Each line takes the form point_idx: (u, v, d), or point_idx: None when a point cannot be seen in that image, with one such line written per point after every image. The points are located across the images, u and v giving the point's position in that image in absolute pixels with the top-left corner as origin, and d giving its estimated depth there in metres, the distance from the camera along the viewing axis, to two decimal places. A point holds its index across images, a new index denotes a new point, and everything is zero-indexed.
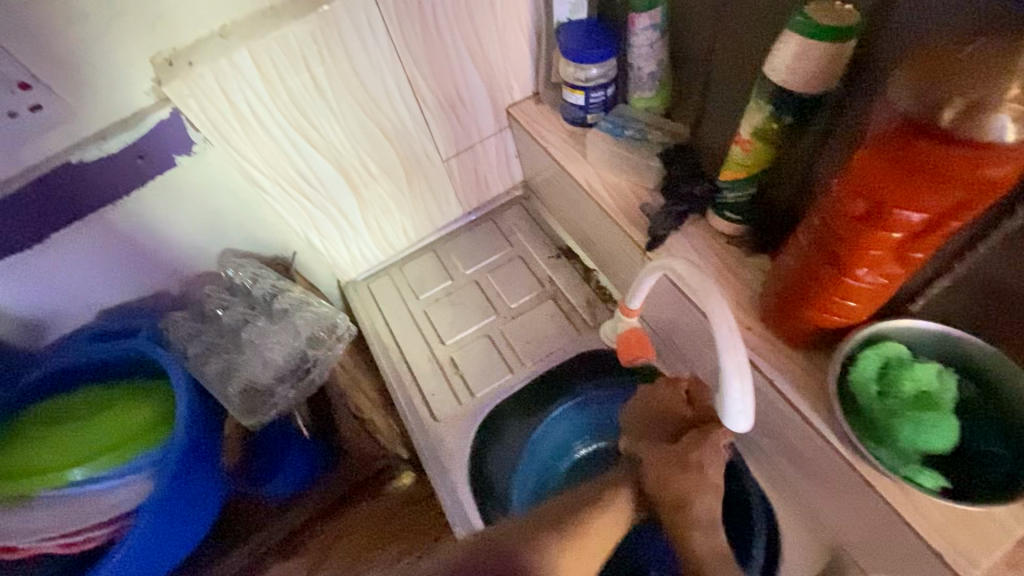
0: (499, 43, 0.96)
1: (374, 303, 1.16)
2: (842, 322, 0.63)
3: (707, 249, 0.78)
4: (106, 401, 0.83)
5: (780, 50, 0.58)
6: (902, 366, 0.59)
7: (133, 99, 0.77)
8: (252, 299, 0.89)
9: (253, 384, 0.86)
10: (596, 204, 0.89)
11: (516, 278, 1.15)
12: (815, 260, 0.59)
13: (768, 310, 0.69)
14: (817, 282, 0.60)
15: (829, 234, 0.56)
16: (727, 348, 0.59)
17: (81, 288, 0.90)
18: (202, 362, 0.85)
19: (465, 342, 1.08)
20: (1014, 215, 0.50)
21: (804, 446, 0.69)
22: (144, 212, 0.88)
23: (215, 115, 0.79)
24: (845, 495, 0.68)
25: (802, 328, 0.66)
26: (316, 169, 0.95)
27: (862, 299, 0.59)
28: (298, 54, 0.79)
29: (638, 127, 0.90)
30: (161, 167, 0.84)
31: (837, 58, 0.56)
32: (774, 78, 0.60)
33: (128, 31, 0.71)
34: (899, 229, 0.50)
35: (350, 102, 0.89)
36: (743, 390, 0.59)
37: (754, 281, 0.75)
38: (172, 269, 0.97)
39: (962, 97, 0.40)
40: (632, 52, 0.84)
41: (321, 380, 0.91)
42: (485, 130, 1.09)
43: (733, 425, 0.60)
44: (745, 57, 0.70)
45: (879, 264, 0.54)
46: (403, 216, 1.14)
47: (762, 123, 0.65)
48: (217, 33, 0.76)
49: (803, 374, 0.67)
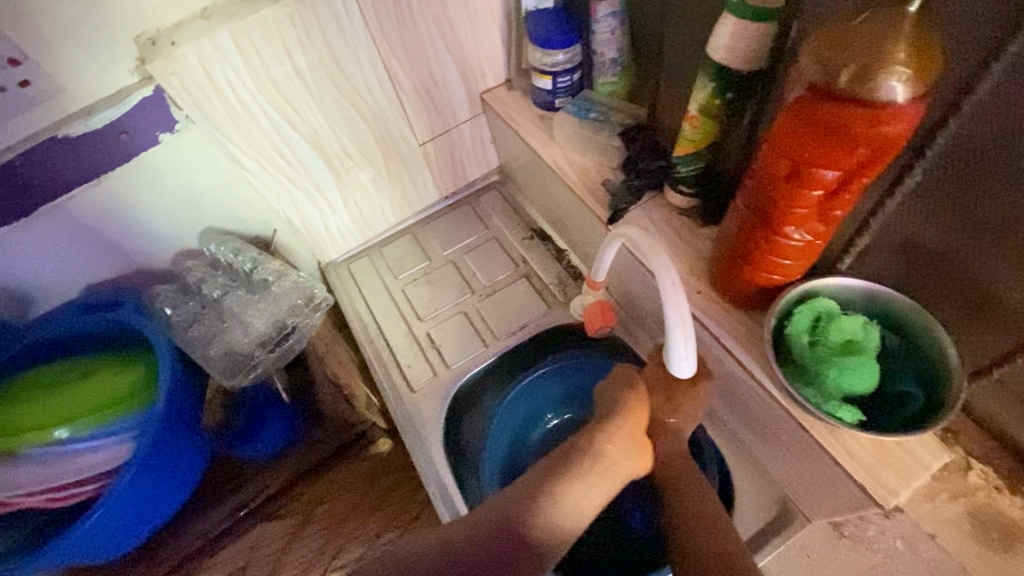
0: (471, 31, 1.01)
1: (353, 282, 1.20)
2: (779, 280, 0.69)
3: (663, 221, 0.84)
4: (92, 367, 0.86)
5: (719, 30, 0.64)
6: (830, 319, 0.65)
7: (118, 76, 0.80)
8: (233, 272, 0.93)
9: (234, 349, 0.91)
10: (562, 181, 0.94)
11: (492, 258, 1.20)
12: (750, 221, 0.65)
13: (715, 273, 0.75)
14: (754, 243, 0.66)
15: (760, 195, 0.61)
16: (671, 301, 0.64)
17: (66, 262, 0.93)
18: (185, 330, 0.89)
19: (441, 318, 1.13)
20: (913, 173, 0.57)
21: (749, 397, 0.75)
22: (129, 188, 0.91)
23: (196, 94, 0.83)
24: (786, 443, 0.74)
25: (744, 288, 0.72)
26: (295, 149, 0.99)
27: (794, 257, 0.65)
28: (277, 36, 0.83)
29: (601, 109, 0.96)
30: (145, 144, 0.87)
31: (765, 38, 0.62)
32: (715, 57, 0.66)
33: (114, 13, 0.75)
34: (818, 187, 0.56)
35: (328, 86, 0.94)
36: (685, 336, 0.64)
37: (704, 249, 0.81)
38: (155, 246, 1.00)
39: (855, 61, 0.47)
40: (595, 38, 0.89)
41: (301, 348, 0.95)
42: (460, 116, 1.14)
43: (677, 370, 0.65)
44: (692, 39, 0.75)
45: (804, 221, 0.60)
46: (382, 198, 1.18)
47: (706, 100, 0.71)
48: (199, 16, 0.80)
49: (747, 332, 0.73)
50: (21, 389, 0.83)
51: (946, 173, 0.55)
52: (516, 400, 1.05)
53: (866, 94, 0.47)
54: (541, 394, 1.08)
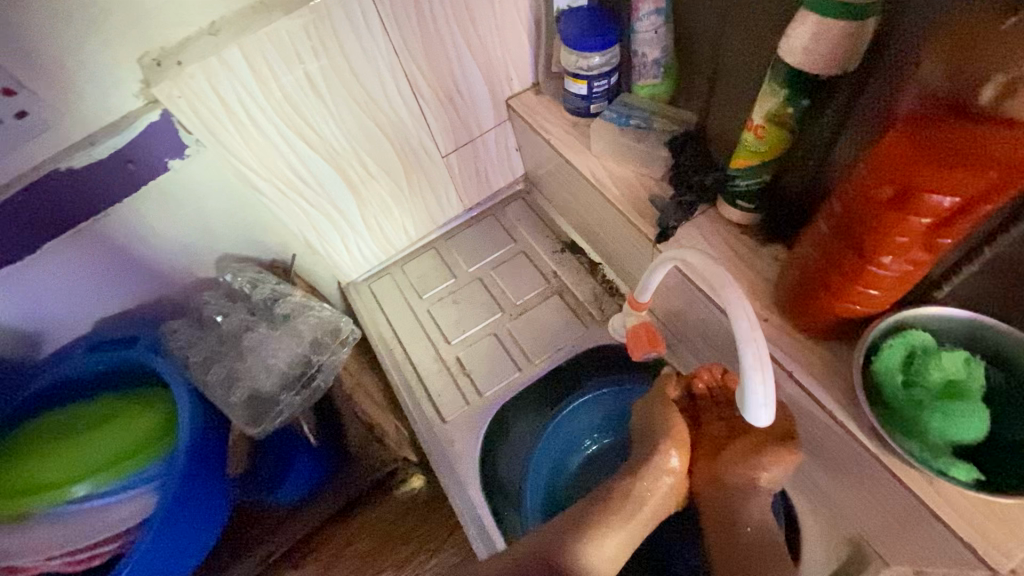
0: (497, 33, 0.93)
1: (376, 303, 1.13)
2: (864, 311, 0.61)
3: (719, 239, 0.76)
4: (106, 412, 0.81)
5: (795, 30, 0.56)
6: (928, 355, 0.58)
7: (122, 101, 0.74)
8: (252, 304, 0.87)
9: (257, 392, 0.85)
10: (602, 195, 0.87)
11: (522, 274, 1.12)
12: (836, 249, 0.57)
13: (785, 300, 0.67)
14: (839, 272, 0.58)
15: (851, 220, 0.54)
16: (747, 340, 0.57)
17: (75, 299, 0.87)
18: (204, 372, 0.83)
19: (471, 340, 1.06)
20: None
21: (824, 437, 0.68)
22: (138, 218, 0.85)
23: (207, 116, 0.77)
24: (870, 490, 0.66)
25: (822, 319, 0.64)
26: (312, 169, 0.92)
27: (886, 288, 0.57)
28: (291, 49, 0.77)
29: (643, 115, 0.88)
30: (153, 172, 0.81)
31: (854, 40, 0.54)
32: (789, 60, 0.58)
33: (115, 32, 0.68)
34: (928, 214, 0.48)
35: (346, 99, 0.86)
36: (764, 381, 0.57)
37: (768, 270, 0.73)
38: (170, 276, 0.94)
39: (998, 71, 0.40)
40: (635, 38, 0.81)
41: (327, 386, 0.89)
42: (485, 124, 1.06)
43: (754, 418, 0.58)
44: (761, 35, 0.66)
45: (905, 251, 0.52)
46: (403, 214, 1.11)
47: (776, 108, 0.63)
48: (207, 32, 0.73)
49: (824, 366, 0.66)
50: (37, 439, 0.78)
51: None
52: (560, 425, 1.01)
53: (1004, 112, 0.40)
54: (580, 420, 1.02)
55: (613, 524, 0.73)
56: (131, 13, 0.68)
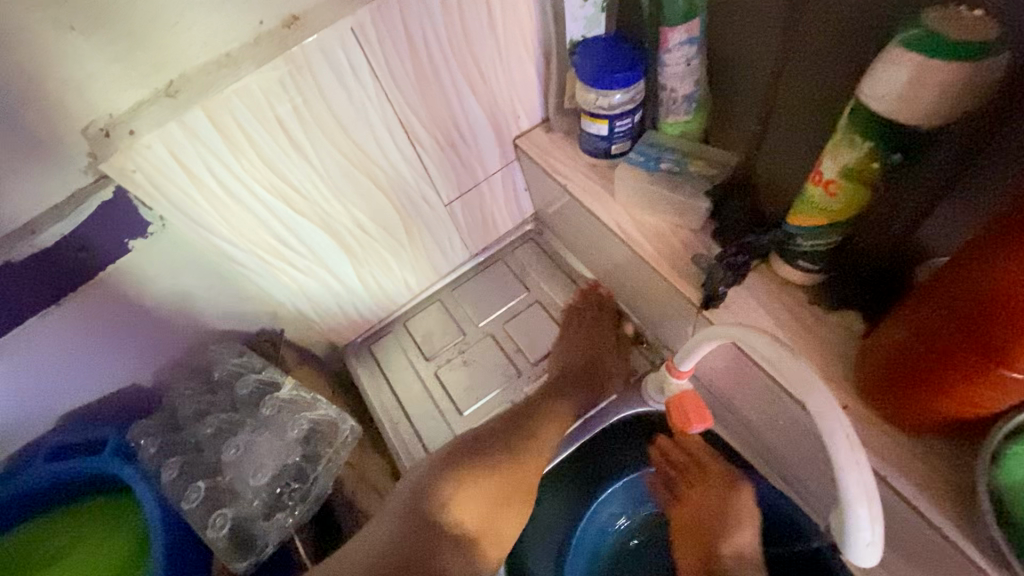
0: (501, 69, 0.81)
1: (377, 367, 1.02)
2: (980, 412, 0.49)
3: (777, 305, 0.65)
4: (79, 534, 0.71)
5: (886, 73, 0.45)
6: None
7: (66, 179, 0.63)
8: (236, 399, 0.76)
9: (243, 510, 0.73)
10: (633, 252, 0.75)
11: (539, 328, 1.01)
12: (948, 346, 0.46)
13: (871, 387, 0.56)
14: (952, 372, 0.47)
15: (976, 316, 0.43)
16: (849, 466, 0.49)
17: (32, 401, 0.76)
18: (183, 490, 0.71)
19: (486, 409, 0.95)
20: None
21: (922, 544, 0.57)
22: (96, 305, 0.73)
23: (170, 189, 0.66)
24: None
25: (923, 415, 0.52)
26: (300, 233, 0.81)
27: (1014, 392, 0.46)
28: (266, 106, 0.65)
29: (674, 156, 0.77)
30: (111, 255, 0.69)
31: (970, 87, 0.42)
32: (874, 106, 0.47)
33: (49, 101, 0.57)
34: None
35: (334, 155, 0.75)
36: (871, 517, 0.49)
37: (840, 343, 0.62)
38: (141, 364, 0.82)
39: None
40: (663, 72, 0.70)
41: (328, 492, 0.78)
42: (490, 166, 0.95)
43: (860, 560, 0.50)
44: (834, 73, 0.55)
45: None
46: (404, 269, 1.00)
47: (855, 162, 0.52)
48: (164, 93, 0.62)
49: (921, 465, 0.55)
50: (7, 574, 0.69)
51: None
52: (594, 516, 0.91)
53: None
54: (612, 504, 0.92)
55: (465, 486, 0.73)
56: (67, 76, 0.57)
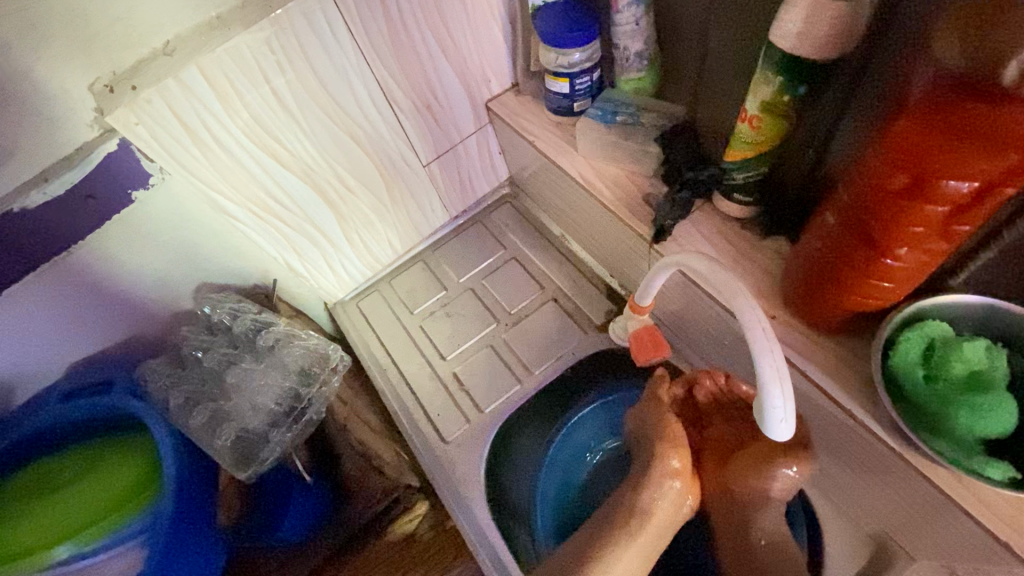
0: (470, 34, 0.89)
1: (366, 322, 1.09)
2: (878, 305, 0.58)
3: (718, 235, 0.73)
4: (91, 463, 0.78)
5: (787, 14, 0.53)
6: (949, 347, 0.55)
7: (76, 132, 0.69)
8: (233, 337, 0.83)
9: (246, 430, 0.82)
10: (594, 198, 0.83)
11: (515, 281, 1.08)
12: (845, 243, 0.54)
13: (792, 296, 0.64)
14: (850, 266, 0.55)
15: (860, 212, 0.51)
16: (764, 351, 0.55)
17: (46, 346, 0.83)
18: (187, 414, 0.80)
19: (467, 355, 1.02)
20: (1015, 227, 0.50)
21: (841, 434, 0.65)
22: (103, 254, 0.80)
23: (168, 142, 0.72)
24: (888, 485, 0.64)
25: (834, 314, 0.61)
26: (288, 189, 0.88)
27: (900, 280, 0.54)
28: (254, 66, 0.72)
29: (629, 110, 0.85)
30: (117, 205, 0.76)
31: (851, 23, 0.50)
32: (783, 45, 0.55)
33: (60, 58, 0.64)
34: (944, 202, 0.45)
35: (318, 114, 0.82)
36: (783, 395, 0.55)
37: (771, 265, 0.70)
38: (144, 315, 0.89)
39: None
40: (615, 31, 0.78)
41: (320, 417, 0.86)
42: (465, 129, 1.02)
43: (775, 435, 0.56)
44: (748, 22, 0.64)
45: (921, 241, 0.49)
46: (387, 228, 1.07)
47: (772, 97, 0.60)
48: (162, 52, 0.69)
49: (837, 362, 0.63)
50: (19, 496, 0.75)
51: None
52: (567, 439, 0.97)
53: None
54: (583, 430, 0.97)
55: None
56: (76, 36, 0.63)
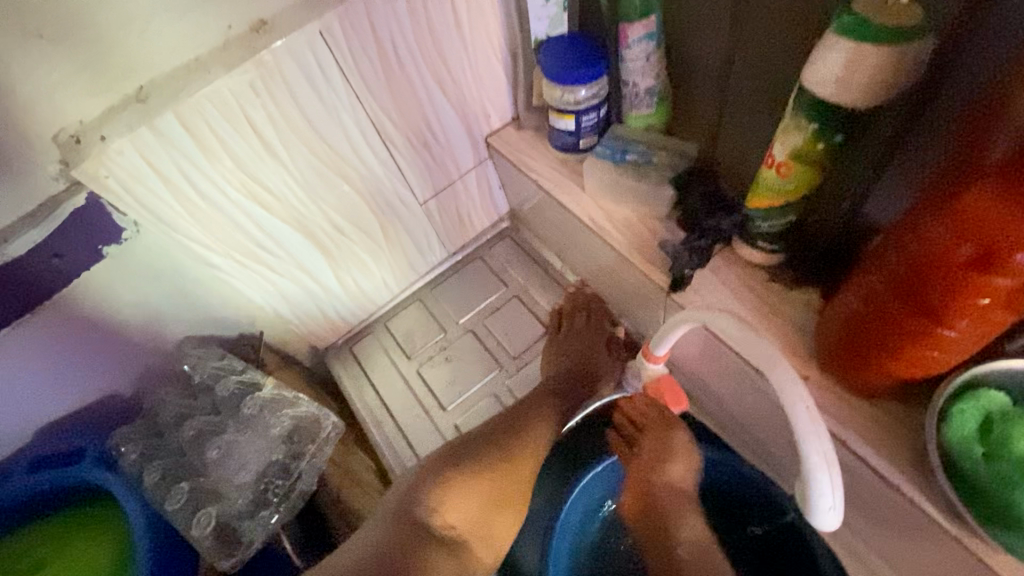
0: (469, 68, 0.84)
1: (360, 369, 1.03)
2: (928, 373, 0.52)
3: (742, 286, 0.68)
4: (61, 542, 0.72)
5: (825, 60, 0.48)
6: (1009, 421, 0.49)
7: (41, 187, 0.63)
8: (216, 402, 0.76)
9: (229, 511, 0.75)
10: (604, 242, 0.77)
11: (517, 322, 1.02)
12: (893, 310, 0.49)
13: (829, 357, 0.59)
14: (899, 335, 0.50)
15: (913, 281, 0.46)
16: (809, 435, 0.51)
17: (9, 415, 0.75)
18: (166, 493, 0.73)
19: (469, 404, 0.96)
20: None
21: (886, 507, 0.59)
22: (72, 314, 0.73)
23: (144, 194, 0.66)
24: (940, 563, 0.58)
25: (877, 380, 0.56)
26: (276, 235, 0.82)
27: (954, 351, 0.49)
28: (237, 110, 0.66)
29: (639, 149, 0.80)
30: (86, 262, 0.69)
31: (897, 70, 0.46)
32: (818, 91, 0.50)
33: (19, 108, 0.58)
34: (1015, 275, 0.40)
35: (308, 157, 0.77)
36: (831, 483, 0.51)
37: (802, 319, 0.65)
38: (118, 373, 0.82)
39: None
40: (624, 67, 0.73)
41: (311, 490, 0.80)
42: (464, 165, 0.97)
43: (823, 524, 0.52)
44: (773, 61, 0.59)
45: (983, 313, 0.44)
46: (382, 269, 1.01)
47: (803, 145, 0.55)
48: (134, 98, 0.63)
49: (879, 429, 0.58)
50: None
51: None
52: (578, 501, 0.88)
53: None
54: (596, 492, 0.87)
55: None
56: (37, 84, 0.57)
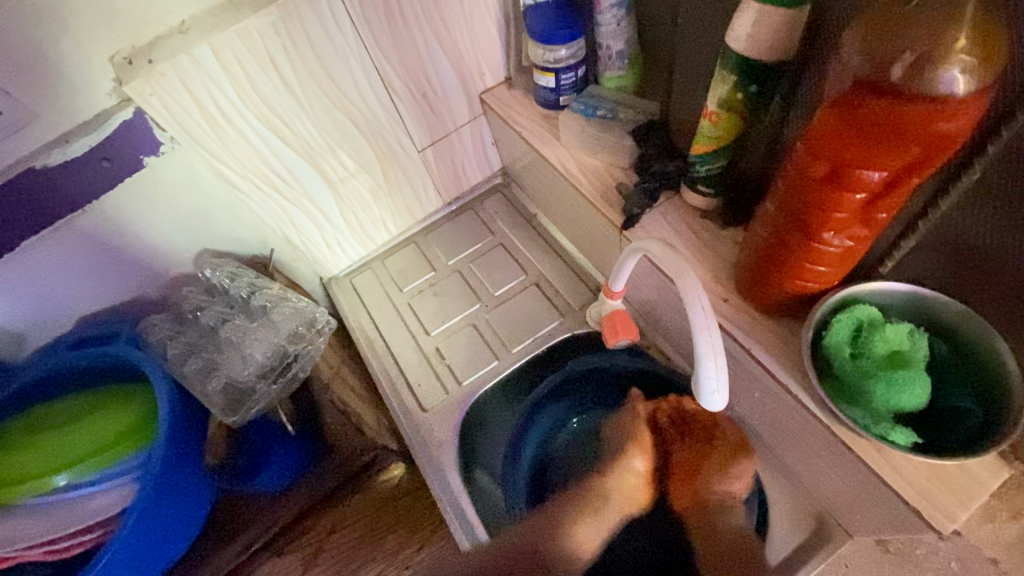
0: (466, 27, 0.94)
1: (357, 297, 1.15)
2: (815, 288, 0.63)
3: (683, 225, 0.79)
4: (91, 406, 0.84)
5: (740, 19, 0.58)
6: (874, 328, 0.60)
7: (96, 100, 0.76)
8: (229, 297, 0.90)
9: (233, 383, 0.89)
10: (573, 186, 0.88)
11: (499, 265, 1.14)
12: (781, 228, 0.59)
13: (742, 281, 0.69)
14: (786, 250, 0.60)
15: (794, 199, 0.55)
16: (703, 329, 0.61)
17: (59, 298, 0.90)
18: (181, 363, 0.87)
19: (450, 331, 1.08)
20: (927, 218, 0.56)
21: (783, 414, 0.70)
22: (116, 214, 0.87)
23: (178, 113, 0.78)
24: (823, 459, 0.68)
25: (775, 295, 0.66)
26: (288, 165, 0.94)
27: (831, 263, 0.59)
28: (261, 48, 0.78)
29: (609, 106, 0.90)
30: (130, 168, 0.83)
31: (794, 26, 0.56)
32: (736, 47, 0.60)
33: (85, 30, 0.70)
34: (860, 190, 0.50)
35: (319, 97, 0.88)
36: (717, 369, 0.61)
37: (728, 252, 0.75)
38: (150, 274, 0.96)
39: (908, 52, 0.42)
40: (599, 31, 0.83)
41: (305, 374, 0.94)
42: (459, 119, 1.08)
43: (708, 403, 0.63)
44: (711, 25, 0.71)
45: (844, 226, 0.54)
46: (382, 209, 1.12)
47: (727, 94, 0.65)
48: (176, 30, 0.75)
49: (779, 341, 0.68)
50: (23, 431, 0.82)
51: (976, 197, 0.52)
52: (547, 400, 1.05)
53: (921, 87, 0.42)
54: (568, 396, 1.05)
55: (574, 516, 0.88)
56: (100, 10, 0.70)
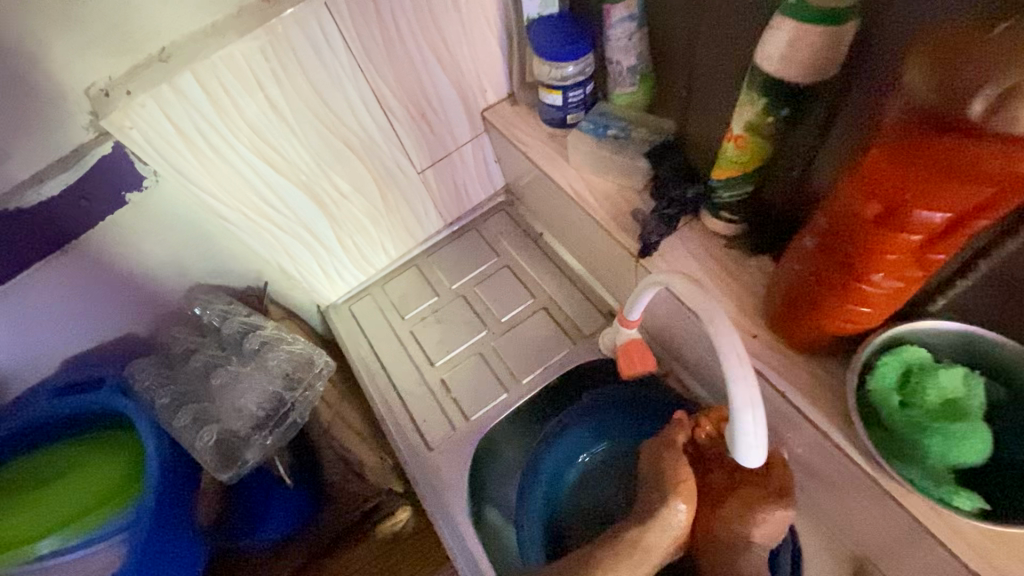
0: (466, 43, 0.89)
1: (357, 326, 1.10)
2: (855, 328, 0.58)
3: (705, 253, 0.73)
4: (76, 458, 0.79)
5: (772, 38, 0.53)
6: (925, 375, 0.55)
7: (72, 135, 0.71)
8: (222, 338, 0.86)
9: (227, 432, 0.83)
10: (583, 211, 0.83)
11: (506, 289, 1.08)
12: (821, 267, 0.53)
13: (774, 317, 0.64)
14: (828, 290, 0.54)
15: (840, 236, 0.50)
16: (737, 377, 0.55)
17: (41, 342, 0.85)
18: (173, 414, 0.81)
19: (456, 361, 1.02)
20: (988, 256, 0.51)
21: (820, 460, 0.64)
22: (98, 252, 0.82)
23: (162, 146, 0.73)
24: (867, 510, 0.63)
25: (811, 335, 0.61)
26: (281, 194, 0.89)
27: (878, 304, 0.54)
28: (249, 74, 0.73)
29: (620, 125, 0.85)
30: (111, 205, 0.78)
31: (835, 46, 0.51)
32: (766, 68, 0.55)
33: (57, 61, 0.65)
34: (918, 231, 0.44)
35: (312, 122, 0.83)
36: (754, 420, 0.56)
37: (755, 283, 0.70)
38: (138, 312, 0.91)
39: (996, 83, 0.36)
40: (608, 45, 0.78)
41: (303, 421, 0.87)
42: (460, 137, 1.02)
43: (747, 461, 0.57)
44: (734, 41, 0.66)
45: (896, 268, 0.49)
46: (381, 233, 1.07)
47: (755, 118, 0.60)
48: (156, 58, 0.70)
49: (815, 382, 0.62)
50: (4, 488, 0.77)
51: None
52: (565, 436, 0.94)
53: (1001, 124, 0.36)
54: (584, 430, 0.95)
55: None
56: (73, 40, 0.65)
